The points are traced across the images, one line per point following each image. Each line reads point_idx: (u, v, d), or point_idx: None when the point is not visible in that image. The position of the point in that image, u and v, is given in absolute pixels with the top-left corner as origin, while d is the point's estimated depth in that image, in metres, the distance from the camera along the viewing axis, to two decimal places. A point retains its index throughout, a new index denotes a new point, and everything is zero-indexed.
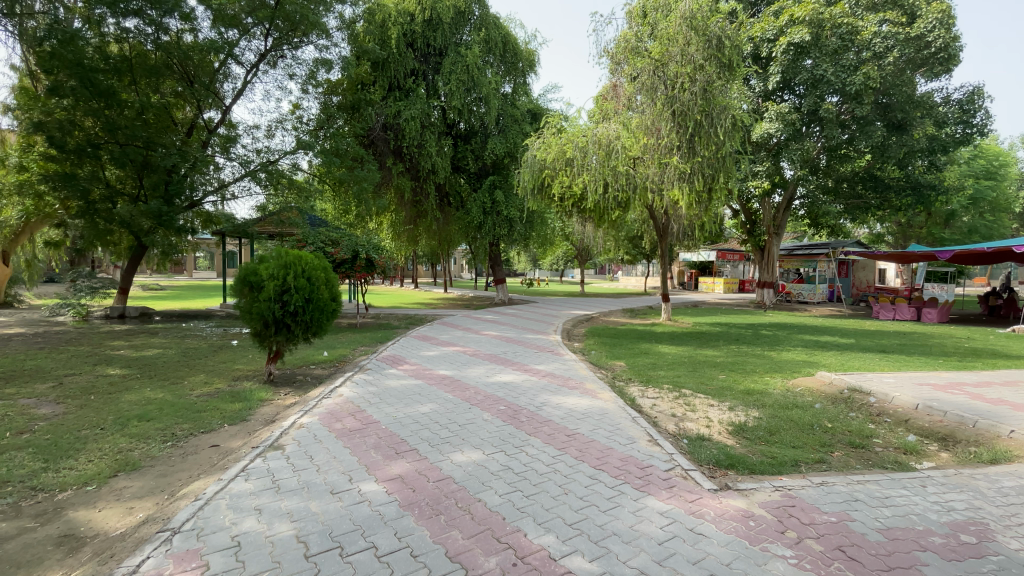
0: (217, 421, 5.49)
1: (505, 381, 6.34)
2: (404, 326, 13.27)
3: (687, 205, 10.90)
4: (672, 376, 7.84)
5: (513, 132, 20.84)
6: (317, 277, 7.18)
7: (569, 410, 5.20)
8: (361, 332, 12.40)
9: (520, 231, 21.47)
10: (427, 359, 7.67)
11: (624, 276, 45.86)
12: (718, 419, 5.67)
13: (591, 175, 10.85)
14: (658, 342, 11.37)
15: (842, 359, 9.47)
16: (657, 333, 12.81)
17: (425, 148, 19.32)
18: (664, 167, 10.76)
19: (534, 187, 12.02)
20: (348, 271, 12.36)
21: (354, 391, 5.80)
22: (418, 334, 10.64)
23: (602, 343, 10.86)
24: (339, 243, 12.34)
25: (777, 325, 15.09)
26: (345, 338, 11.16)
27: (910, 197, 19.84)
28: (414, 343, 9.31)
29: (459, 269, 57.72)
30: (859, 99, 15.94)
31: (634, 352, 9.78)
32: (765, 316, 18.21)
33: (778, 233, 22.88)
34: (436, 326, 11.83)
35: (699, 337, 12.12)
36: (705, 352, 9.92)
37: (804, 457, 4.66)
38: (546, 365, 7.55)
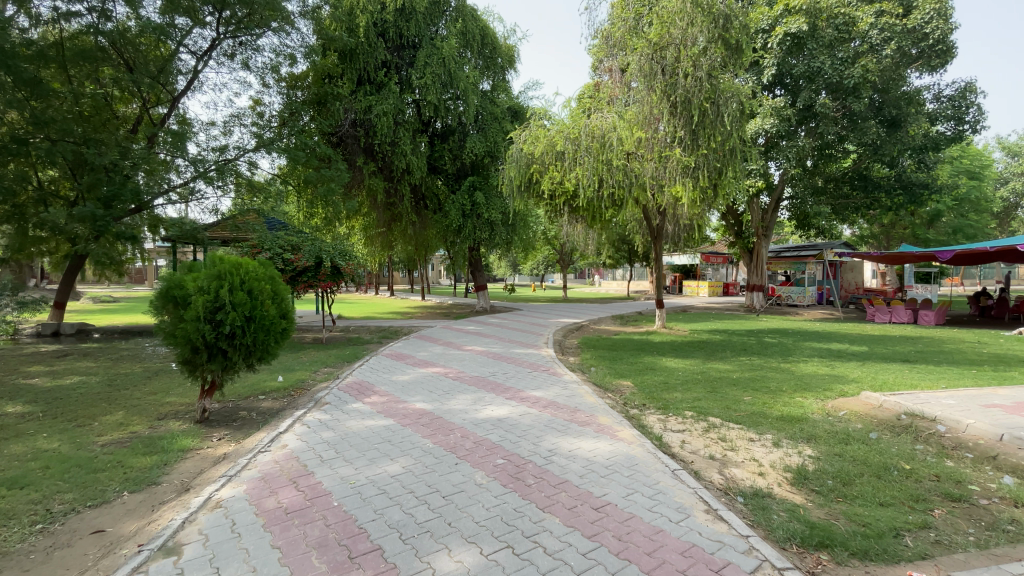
0: (113, 491, 4.07)
1: (498, 418, 5.06)
2: (376, 341, 11.88)
3: (690, 203, 9.81)
4: (691, 399, 6.70)
5: (494, 131, 19.64)
6: (261, 292, 5.80)
7: (587, 462, 3.98)
8: (327, 349, 10.95)
9: (502, 234, 20.23)
10: (402, 387, 6.35)
11: (606, 281, 45.03)
12: (770, 463, 4.53)
13: (585, 169, 9.65)
14: (660, 353, 10.26)
15: (870, 371, 8.50)
16: (655, 343, 11.73)
17: (399, 145, 17.92)
18: (665, 160, 9.66)
19: (521, 184, 10.85)
20: (312, 281, 10.93)
21: (304, 439, 4.45)
22: (392, 351, 9.29)
23: (600, 357, 9.69)
24: (301, 249, 10.89)
25: (777, 331, 14.19)
26: (306, 359, 9.71)
27: (902, 197, 19.32)
28: (386, 364, 7.96)
29: (437, 276, 56.18)
30: (857, 93, 15.30)
31: (638, 367, 8.64)
32: (761, 321, 17.36)
33: (766, 235, 21.82)
34: (412, 341, 10.46)
35: (702, 348, 11.06)
36: (717, 367, 8.84)
37: (903, 522, 3.54)
38: (544, 391, 6.31)
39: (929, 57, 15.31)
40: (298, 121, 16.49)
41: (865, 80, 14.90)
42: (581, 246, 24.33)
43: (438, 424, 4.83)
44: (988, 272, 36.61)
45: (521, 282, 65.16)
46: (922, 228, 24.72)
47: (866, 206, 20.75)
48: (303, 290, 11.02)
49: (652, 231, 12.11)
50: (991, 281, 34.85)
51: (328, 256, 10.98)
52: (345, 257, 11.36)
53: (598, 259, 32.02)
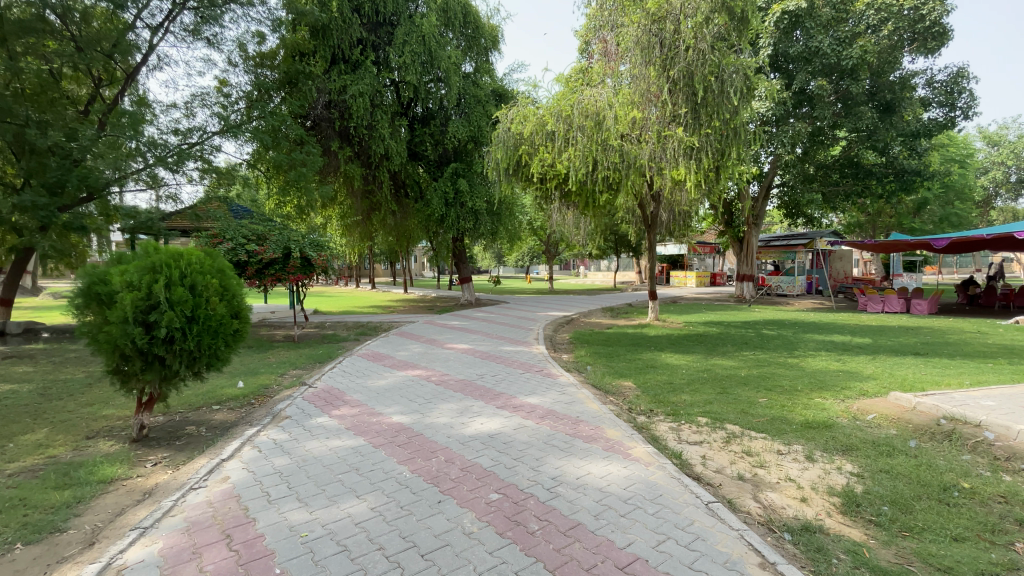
0: (2, 544, 3.19)
1: (488, 433, 4.30)
2: (352, 339, 10.99)
3: (691, 187, 9.11)
4: (701, 402, 6.01)
5: (478, 115, 18.75)
6: (207, 288, 4.88)
7: (600, 493, 3.24)
8: (297, 349, 10.02)
9: (487, 224, 19.38)
10: (376, 395, 5.55)
11: (591, 272, 44.52)
12: (810, 484, 3.86)
13: (579, 150, 8.88)
14: (659, 348, 9.59)
15: (884, 366, 7.95)
16: (651, 337, 11.07)
17: (376, 129, 16.89)
18: (664, 141, 8.92)
19: (509, 168, 10.00)
20: (281, 274, 9.96)
21: (251, 470, 3.63)
22: (368, 351, 8.46)
23: (595, 353, 8.96)
24: (267, 239, 9.91)
25: (772, 322, 13.69)
26: (272, 362, 8.78)
27: (894, 184, 18.96)
28: (361, 366, 7.15)
29: (420, 268, 55.05)
30: (856, 75, 14.86)
31: (637, 365, 7.95)
32: (754, 312, 16.90)
33: (757, 224, 21.37)
34: (391, 339, 9.62)
35: (700, 341, 10.44)
36: (722, 363, 8.19)
37: (990, 564, 2.89)
38: (540, 396, 5.57)
39: (925, 39, 14.80)
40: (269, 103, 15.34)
41: (864, 61, 14.38)
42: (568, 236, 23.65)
43: (418, 444, 4.05)
44: (968, 261, 36.94)
45: (506, 274, 64.36)
46: (909, 216, 24.59)
47: (856, 196, 20.28)
48: (270, 284, 10.03)
49: (646, 219, 11.40)
50: (971, 271, 35.22)
51: (298, 246, 10.01)
52: (319, 248, 10.39)
53: (584, 249, 31.39)
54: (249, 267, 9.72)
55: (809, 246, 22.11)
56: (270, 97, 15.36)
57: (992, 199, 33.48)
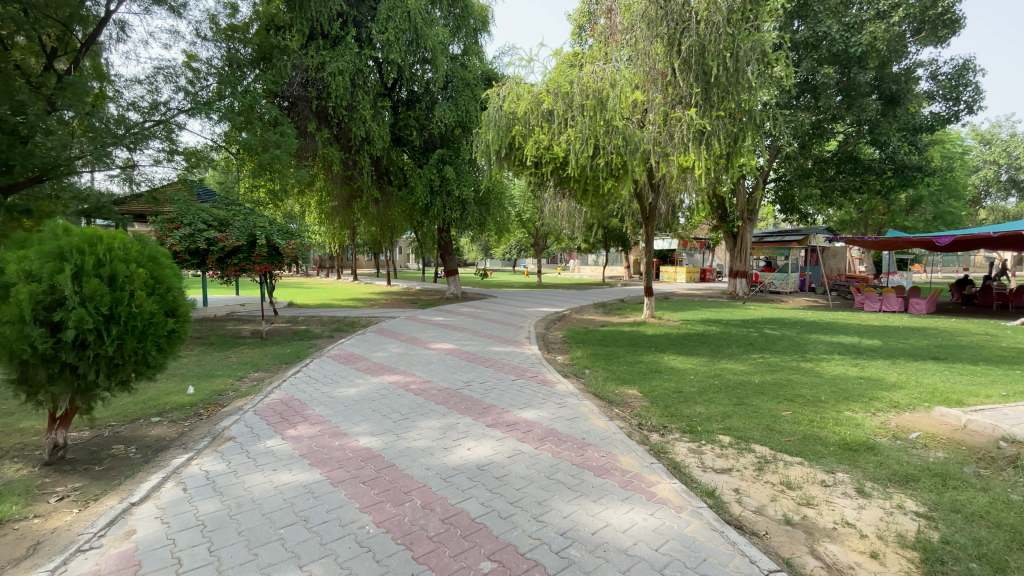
0: None
1: (477, 463, 3.49)
2: (326, 336, 10.08)
3: (700, 175, 8.36)
4: (719, 415, 5.28)
5: (466, 99, 17.85)
6: (133, 279, 3.95)
7: (626, 558, 2.45)
8: (264, 346, 9.08)
9: (474, 214, 18.51)
10: (344, 409, 4.69)
11: (579, 266, 43.88)
12: (874, 531, 3.13)
13: (580, 133, 8.05)
14: (660, 349, 8.89)
15: (906, 372, 7.33)
16: (649, 336, 10.34)
17: (357, 110, 15.86)
18: (670, 124, 8.21)
19: (501, 153, 9.07)
20: (245, 264, 8.93)
21: (166, 522, 2.76)
22: (342, 351, 7.58)
23: (592, 354, 8.21)
24: (230, 225, 8.95)
25: (772, 321, 13.09)
26: (233, 362, 7.84)
27: (893, 181, 18.49)
28: (331, 370, 6.27)
29: (404, 259, 53.89)
30: (863, 63, 14.29)
31: (639, 368, 7.20)
32: (751, 310, 16.32)
33: (752, 220, 20.73)
34: (368, 337, 8.74)
35: (701, 341, 9.74)
36: (731, 367, 7.49)
37: None
38: (537, 409, 4.78)
39: (935, 27, 14.39)
40: (243, 82, 14.23)
41: (873, 47, 13.80)
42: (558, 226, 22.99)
43: (389, 480, 3.22)
44: (952, 260, 37.20)
45: (493, 267, 63.35)
46: (902, 214, 24.28)
47: (852, 192, 19.81)
48: (234, 274, 9.05)
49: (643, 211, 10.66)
50: (956, 270, 35.41)
51: (264, 233, 8.99)
52: (289, 236, 9.37)
53: (572, 242, 30.64)
54: (209, 255, 8.76)
55: (803, 242, 21.63)
56: (243, 74, 14.24)
57: (979, 198, 33.57)
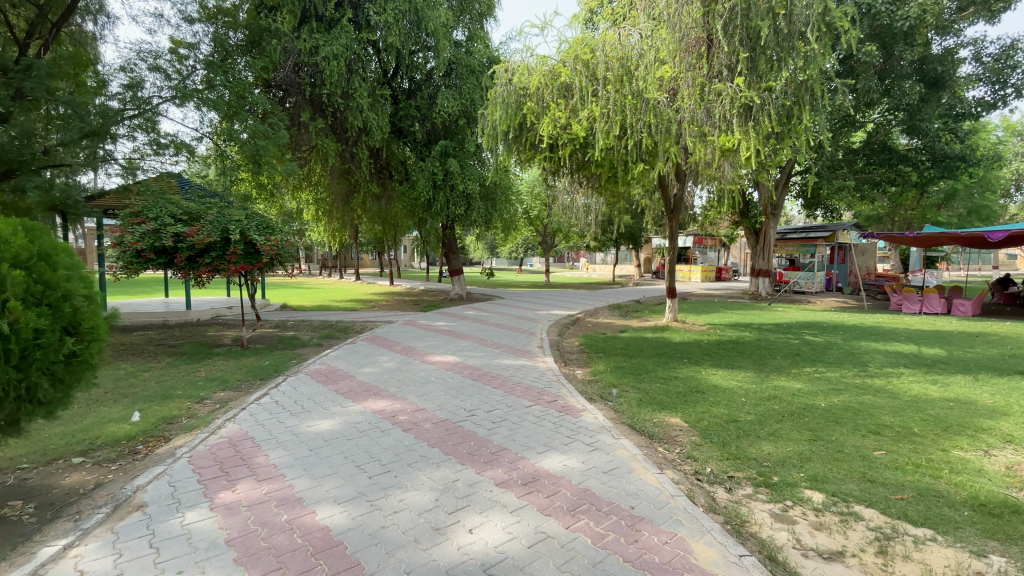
0: None
1: (483, 561, 2.35)
2: (313, 344, 8.95)
3: (743, 160, 7.15)
4: (796, 457, 4.11)
5: (471, 87, 16.74)
6: (6, 285, 2.87)
7: None
8: (240, 358, 7.97)
9: (480, 210, 17.39)
10: (307, 455, 3.56)
11: (588, 265, 42.64)
12: None
13: (608, 108, 6.89)
14: (693, 360, 7.72)
15: (998, 392, 6.13)
16: (678, 344, 9.17)
17: (354, 98, 14.76)
18: (709, 100, 7.00)
19: (511, 136, 7.87)
20: (218, 263, 7.78)
21: None
22: (325, 365, 6.47)
23: (617, 367, 7.05)
24: (202, 220, 7.87)
25: (808, 325, 11.84)
26: (200, 378, 6.72)
27: (930, 171, 17.11)
28: (304, 393, 5.15)
29: (409, 258, 52.91)
30: (910, 39, 13.60)
31: (677, 388, 6.03)
32: (780, 312, 15.05)
33: (776, 215, 19.30)
34: (358, 347, 7.62)
35: (738, 350, 8.54)
36: (786, 386, 6.29)
37: None
38: (563, 454, 3.64)
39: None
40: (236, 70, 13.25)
41: (922, 21, 13.04)
42: (575, 221, 22.60)
43: None
44: (976, 259, 35.69)
45: (498, 266, 62.12)
46: (933, 209, 22.86)
47: (884, 185, 18.42)
48: (207, 275, 7.91)
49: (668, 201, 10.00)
50: (982, 270, 33.90)
51: (241, 228, 7.83)
52: (270, 232, 8.17)
53: (581, 240, 29.40)
54: (177, 254, 7.65)
55: (830, 239, 20.31)
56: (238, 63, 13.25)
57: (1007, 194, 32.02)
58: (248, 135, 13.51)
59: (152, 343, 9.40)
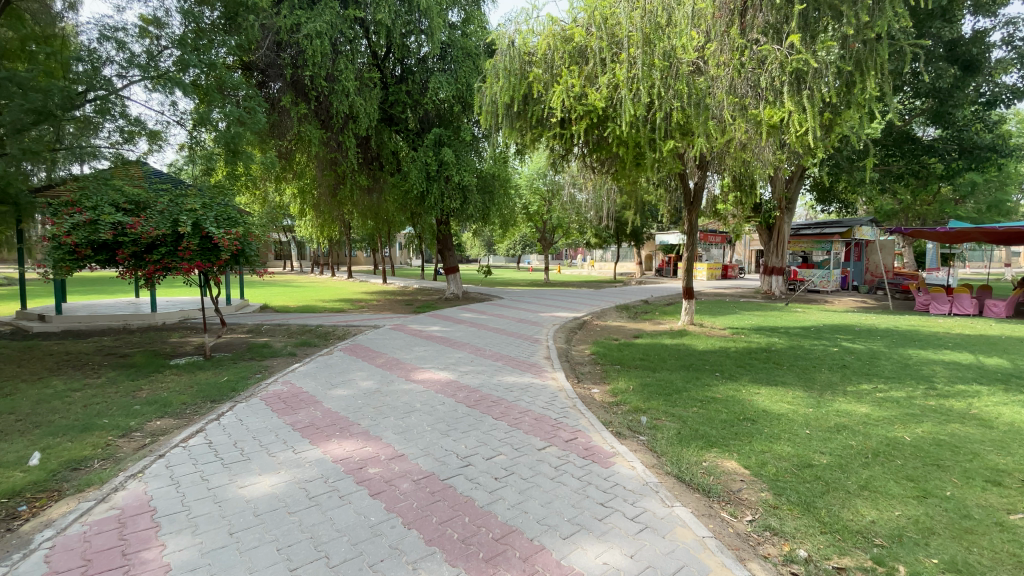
0: None
1: None
2: (285, 354, 7.79)
3: (788, 140, 6.03)
4: (914, 529, 3.00)
5: (467, 71, 15.56)
6: None
7: None
8: (198, 372, 6.80)
9: (476, 203, 16.24)
10: (220, 548, 2.41)
11: (587, 262, 41.48)
12: None
13: (634, 71, 5.71)
14: (727, 373, 6.60)
15: None
16: (702, 352, 8.07)
17: (339, 81, 13.50)
18: (751, 68, 5.87)
19: (514, 110, 6.58)
20: (169, 260, 6.58)
21: None
22: (287, 384, 5.29)
23: (642, 384, 5.94)
24: (151, 209, 6.66)
25: (838, 329, 10.74)
26: (139, 401, 5.54)
27: (958, 163, 15.63)
28: (249, 429, 3.97)
29: (404, 256, 51.62)
30: (947, 16, 12.75)
31: (720, 415, 4.91)
32: (801, 313, 13.95)
33: (791, 209, 18.08)
34: (333, 360, 6.43)
35: (775, 360, 7.42)
36: (851, 412, 5.17)
37: None
38: (599, 540, 2.50)
39: None
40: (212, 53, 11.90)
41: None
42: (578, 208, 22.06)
43: None
44: (983, 257, 34.87)
45: (495, 263, 60.99)
46: (950, 204, 21.83)
47: (906, 178, 17.24)
48: (157, 274, 6.73)
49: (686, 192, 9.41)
50: (990, 268, 33.05)
51: (195, 219, 6.60)
52: (233, 224, 6.94)
53: (580, 236, 28.29)
54: (120, 249, 6.49)
55: (847, 235, 19.23)
56: (215, 43, 11.88)
57: None
58: (223, 121, 12.28)
59: (101, 353, 8.19)
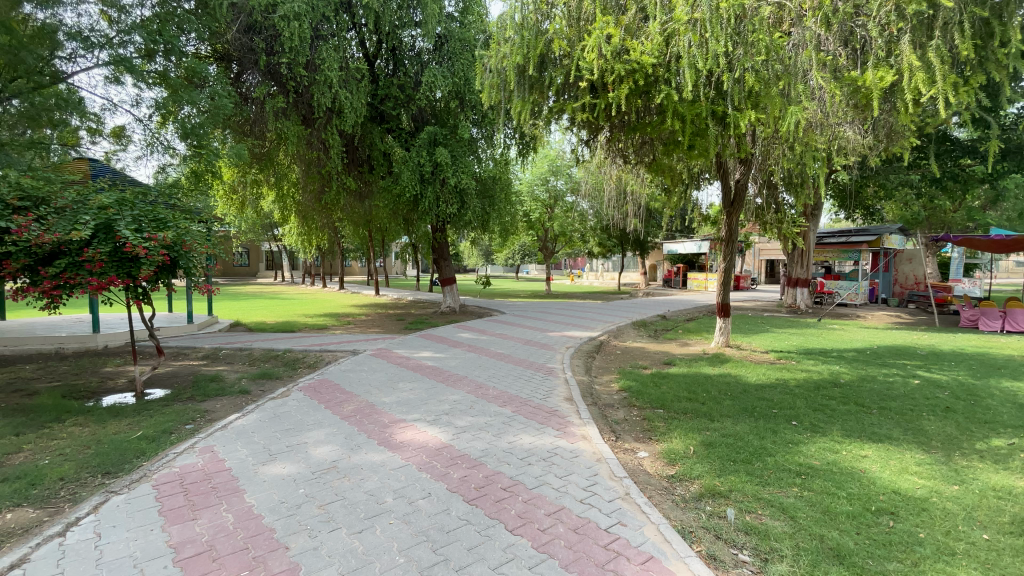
0: None
1: None
2: (236, 391, 6.17)
3: (896, 113, 4.54)
4: None
5: (465, 64, 14.05)
6: None
7: None
8: (112, 421, 5.19)
9: (475, 208, 14.74)
10: None
11: (591, 272, 39.88)
12: None
13: (698, 13, 4.18)
14: (808, 423, 5.01)
15: None
16: (758, 387, 6.50)
17: (321, 71, 11.99)
18: (850, 17, 4.40)
19: (529, 79, 5.05)
20: (71, 274, 5.01)
21: None
22: (205, 454, 3.68)
23: (704, 445, 4.34)
24: (50, 206, 5.15)
25: (898, 353, 9.18)
26: (1, 474, 3.92)
27: (1002, 166, 14.29)
28: (96, 568, 2.37)
29: (401, 267, 50.04)
30: None
31: (843, 506, 3.33)
32: (841, 331, 12.42)
33: (815, 216, 16.67)
34: (287, 407, 4.84)
35: (856, 402, 5.84)
36: (1015, 494, 3.59)
37: None
38: None
39: None
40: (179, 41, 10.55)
41: None
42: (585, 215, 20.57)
43: None
44: (1002, 267, 33.46)
45: (493, 274, 59.29)
46: (982, 211, 20.38)
47: (943, 184, 15.70)
48: (59, 294, 5.15)
49: (726, 191, 7.96)
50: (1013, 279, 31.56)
51: (105, 220, 5.06)
52: (162, 226, 5.36)
53: (584, 245, 26.80)
54: (8, 260, 4.97)
55: (875, 245, 17.82)
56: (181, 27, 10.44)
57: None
58: (191, 114, 10.82)
59: (8, 389, 6.57)
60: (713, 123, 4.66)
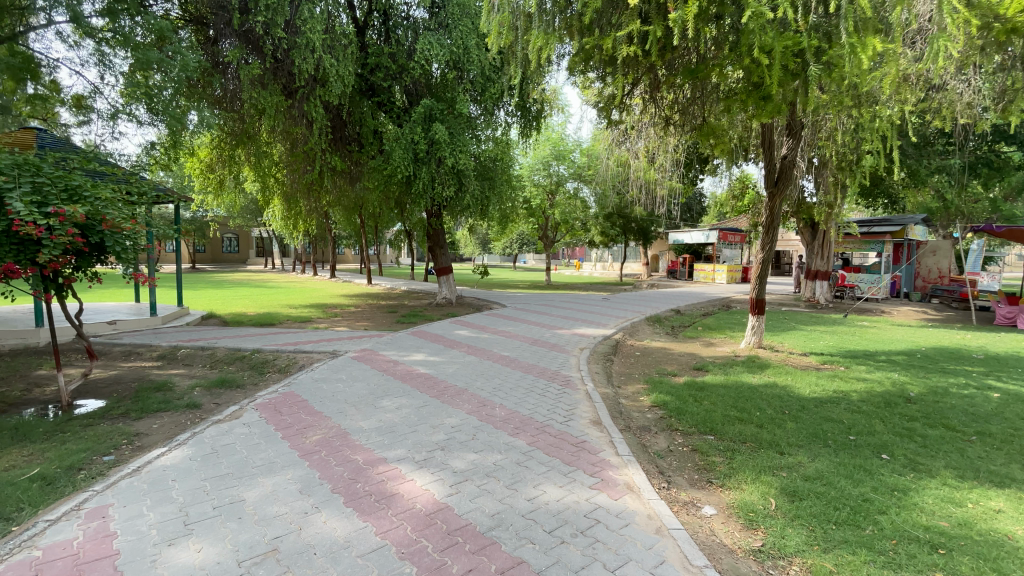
0: None
1: None
2: (183, 404, 5.01)
3: None
4: None
5: (464, 32, 12.64)
6: None
7: None
8: (14, 446, 4.05)
9: (474, 191, 13.49)
10: None
11: (591, 263, 38.70)
12: None
13: None
14: (906, 460, 3.91)
15: None
16: (817, 402, 5.39)
17: (301, 34, 10.65)
18: None
19: None
20: None
21: None
22: (91, 523, 2.55)
23: (788, 497, 3.24)
24: None
25: (952, 356, 8.12)
26: None
27: None
28: None
29: (395, 255, 48.75)
30: None
31: None
32: (874, 329, 11.35)
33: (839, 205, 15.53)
34: (232, 436, 3.69)
35: (945, 425, 4.75)
36: None
37: None
38: None
39: None
40: None
41: None
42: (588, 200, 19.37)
43: None
44: (1014, 261, 32.44)
45: (490, 263, 58.07)
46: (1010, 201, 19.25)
47: (978, 170, 14.54)
48: None
49: (770, 166, 6.84)
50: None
51: None
52: (75, 198, 4.20)
53: (585, 234, 25.62)
54: None
55: (899, 235, 16.77)
56: None
57: None
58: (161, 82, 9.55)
59: None
60: (809, 62, 3.72)
